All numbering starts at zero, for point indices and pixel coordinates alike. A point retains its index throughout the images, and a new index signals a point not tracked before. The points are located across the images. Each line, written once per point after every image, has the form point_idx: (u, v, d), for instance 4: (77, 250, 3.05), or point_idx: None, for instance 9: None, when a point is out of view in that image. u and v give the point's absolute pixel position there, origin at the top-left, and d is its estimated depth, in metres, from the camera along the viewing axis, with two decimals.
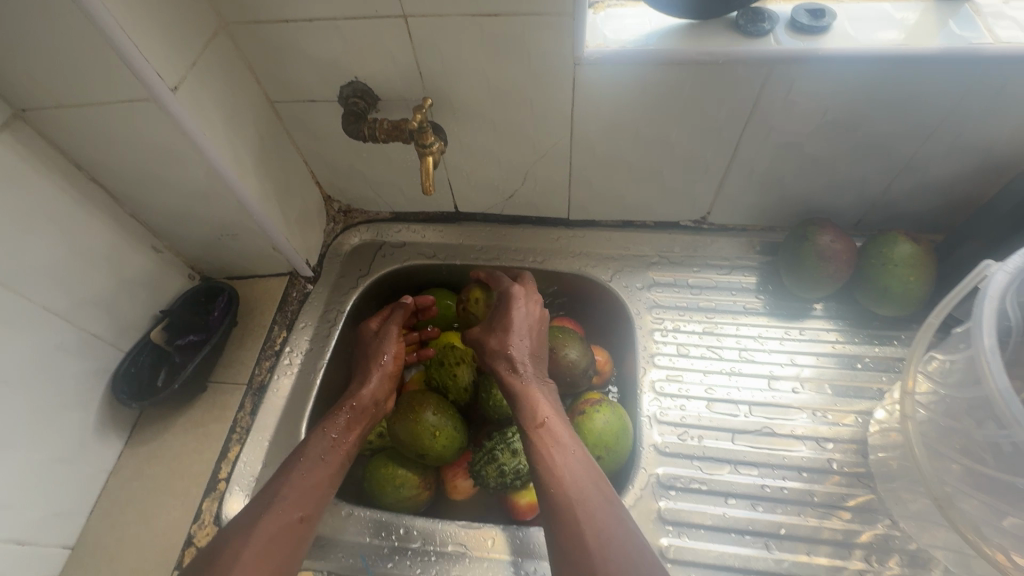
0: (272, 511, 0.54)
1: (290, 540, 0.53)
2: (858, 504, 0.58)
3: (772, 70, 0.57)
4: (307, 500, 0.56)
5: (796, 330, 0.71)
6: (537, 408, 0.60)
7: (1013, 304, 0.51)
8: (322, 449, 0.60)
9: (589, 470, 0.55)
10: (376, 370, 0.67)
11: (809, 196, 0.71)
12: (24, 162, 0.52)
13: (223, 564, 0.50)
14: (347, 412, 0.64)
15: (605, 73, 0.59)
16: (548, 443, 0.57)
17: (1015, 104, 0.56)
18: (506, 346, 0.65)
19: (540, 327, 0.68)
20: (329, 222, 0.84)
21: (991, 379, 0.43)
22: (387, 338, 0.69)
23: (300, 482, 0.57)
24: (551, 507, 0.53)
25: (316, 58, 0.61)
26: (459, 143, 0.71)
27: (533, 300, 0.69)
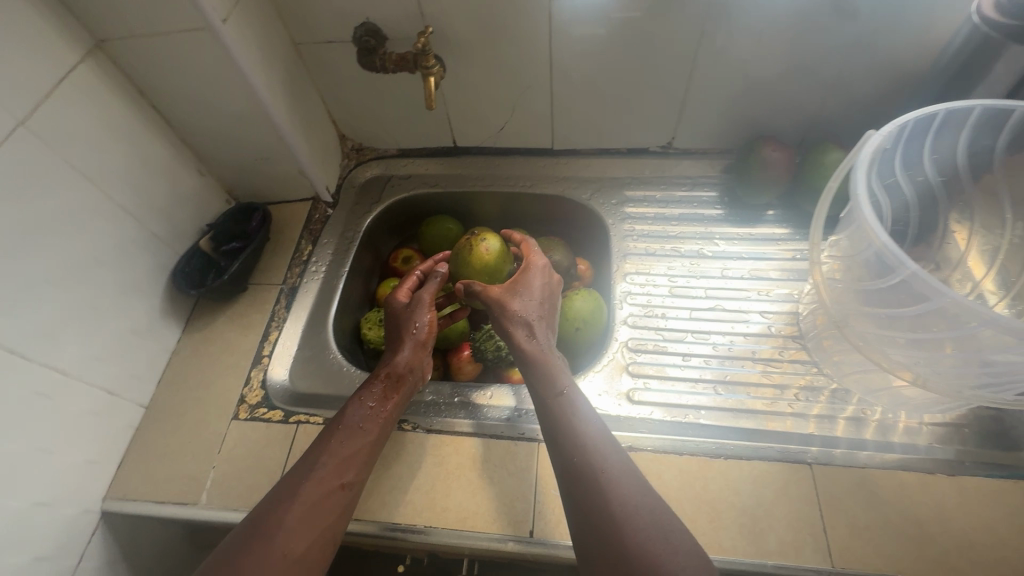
0: (312, 480, 0.55)
1: (331, 506, 0.55)
2: (791, 358, 0.71)
3: (714, 0, 0.69)
4: (347, 468, 0.57)
5: (748, 231, 0.84)
6: (558, 378, 0.62)
7: (905, 180, 0.64)
8: (359, 420, 0.61)
9: (611, 441, 0.57)
10: (410, 339, 0.68)
11: (757, 117, 0.84)
12: (103, 83, 0.64)
13: (268, 531, 0.51)
14: (384, 379, 0.65)
15: (578, 8, 0.71)
16: (570, 412, 0.59)
17: (914, 22, 0.68)
18: (524, 313, 0.67)
19: (552, 292, 0.72)
20: (343, 158, 0.96)
21: (862, 205, 0.52)
22: (421, 308, 0.71)
23: (337, 453, 0.58)
24: (573, 472, 0.54)
25: (335, 2, 0.73)
26: (456, 79, 0.82)
27: (548, 269, 0.72)
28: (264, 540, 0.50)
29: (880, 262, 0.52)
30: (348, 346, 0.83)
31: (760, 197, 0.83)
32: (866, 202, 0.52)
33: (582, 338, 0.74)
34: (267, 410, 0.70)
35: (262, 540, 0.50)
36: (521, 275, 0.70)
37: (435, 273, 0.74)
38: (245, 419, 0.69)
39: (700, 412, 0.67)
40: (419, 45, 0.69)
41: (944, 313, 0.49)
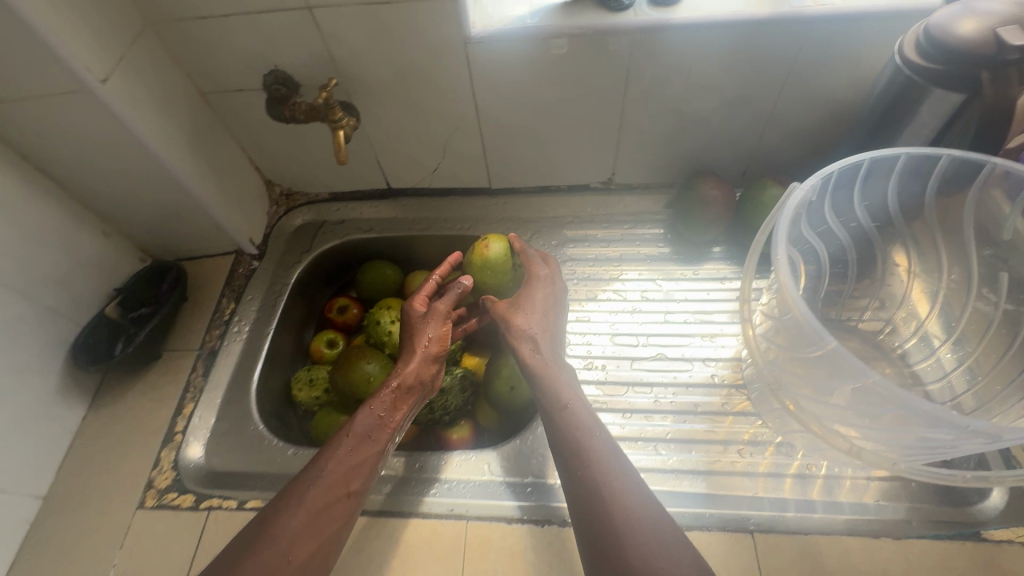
0: (315, 487, 0.57)
1: (336, 514, 0.57)
2: (736, 410, 0.67)
3: (636, 39, 0.66)
4: (353, 476, 0.59)
5: (692, 271, 0.81)
6: (560, 390, 0.62)
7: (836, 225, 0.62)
8: (365, 428, 0.62)
9: (614, 454, 0.57)
10: (420, 351, 0.68)
11: (695, 153, 0.81)
12: None
13: (272, 537, 0.54)
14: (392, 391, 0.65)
15: (494, 50, 0.67)
16: (573, 426, 0.60)
17: (842, 57, 0.66)
18: (528, 327, 0.68)
19: (559, 304, 0.72)
20: (272, 205, 0.91)
21: (780, 272, 0.49)
22: (435, 319, 0.70)
23: (344, 460, 0.59)
24: (575, 484, 0.56)
25: (239, 50, 0.69)
26: (379, 123, 0.78)
27: (554, 281, 0.73)
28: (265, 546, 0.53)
29: (802, 330, 0.49)
30: (276, 411, 0.78)
31: (703, 235, 0.80)
32: (784, 267, 0.49)
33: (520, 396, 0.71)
34: (177, 495, 0.64)
35: (268, 544, 0.54)
36: (525, 288, 0.72)
37: (459, 283, 0.72)
38: (153, 507, 0.64)
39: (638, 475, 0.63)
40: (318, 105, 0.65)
41: (868, 388, 0.46)
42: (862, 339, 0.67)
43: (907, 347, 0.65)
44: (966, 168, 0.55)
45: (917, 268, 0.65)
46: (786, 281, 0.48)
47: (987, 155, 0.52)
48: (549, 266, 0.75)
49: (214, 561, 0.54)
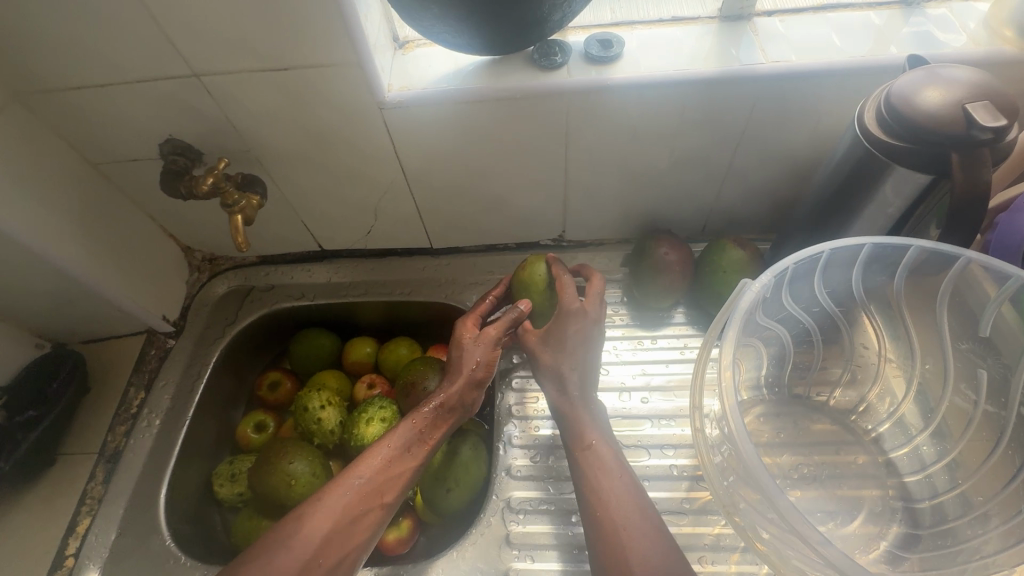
0: (351, 495, 0.55)
1: (368, 523, 0.55)
2: (696, 507, 0.61)
3: (570, 100, 0.59)
4: (389, 487, 0.57)
5: (650, 339, 0.74)
6: (585, 428, 0.60)
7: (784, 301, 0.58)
8: (404, 443, 0.59)
9: (638, 498, 0.55)
10: (464, 376, 0.62)
11: (649, 210, 0.74)
12: None
13: (301, 537, 0.52)
14: (434, 410, 0.60)
15: (413, 114, 0.60)
16: (595, 466, 0.57)
17: (799, 116, 0.59)
18: (560, 368, 0.63)
19: (595, 342, 0.64)
20: (192, 272, 0.82)
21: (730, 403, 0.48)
22: (478, 343, 0.63)
23: (382, 470, 0.57)
24: (593, 524, 0.54)
25: (125, 120, 0.61)
26: (299, 189, 0.70)
27: (594, 314, 0.64)
28: (295, 548, 0.51)
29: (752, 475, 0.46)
30: (192, 513, 0.70)
31: (661, 301, 0.73)
32: (732, 404, 0.48)
33: (456, 501, 0.62)
34: None
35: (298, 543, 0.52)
36: (560, 322, 0.63)
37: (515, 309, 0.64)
38: None
39: None
40: (202, 192, 0.56)
41: (826, 551, 0.42)
42: (833, 419, 0.62)
43: (882, 431, 0.60)
44: (939, 260, 0.52)
45: (892, 353, 0.61)
46: (728, 399, 0.48)
47: (961, 250, 0.50)
48: (591, 295, 0.65)
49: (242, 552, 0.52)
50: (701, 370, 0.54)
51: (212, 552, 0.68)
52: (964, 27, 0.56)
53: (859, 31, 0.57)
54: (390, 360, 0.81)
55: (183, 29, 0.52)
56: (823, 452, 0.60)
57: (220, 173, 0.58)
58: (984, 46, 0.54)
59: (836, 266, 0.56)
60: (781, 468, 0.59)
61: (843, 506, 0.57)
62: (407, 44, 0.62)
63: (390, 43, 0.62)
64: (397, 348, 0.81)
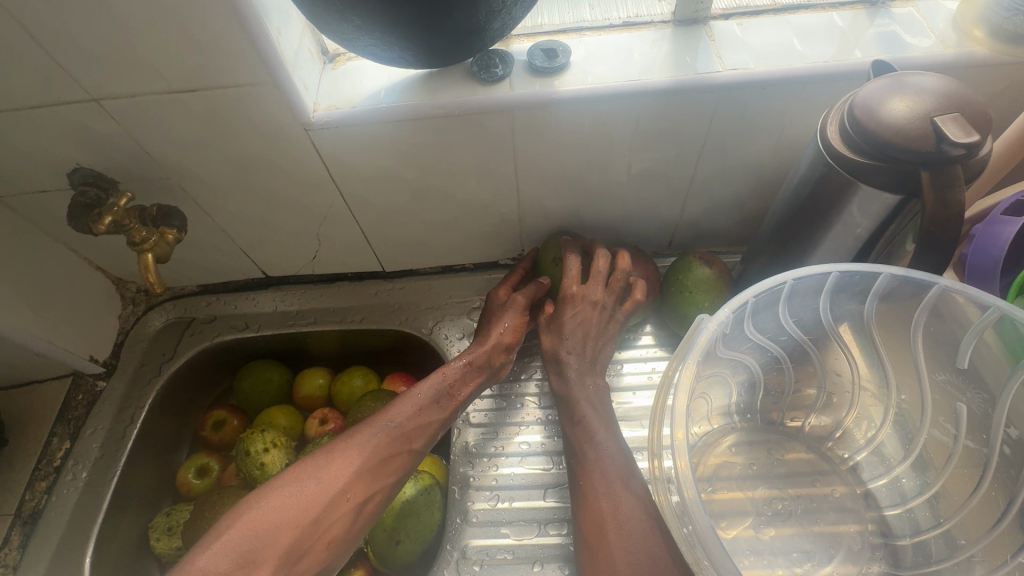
0: (383, 436, 0.55)
1: (395, 466, 0.55)
2: None
3: (515, 116, 0.54)
4: (418, 434, 0.57)
5: (617, 364, 0.69)
6: (575, 401, 0.59)
7: (751, 332, 0.54)
8: (435, 393, 0.59)
9: (625, 467, 0.53)
10: (494, 339, 0.63)
11: (611, 226, 0.70)
12: None
13: (330, 471, 0.52)
14: (464, 366, 0.61)
15: (345, 135, 0.55)
16: (582, 438, 0.56)
17: (762, 126, 0.55)
18: (563, 350, 0.61)
19: (599, 327, 0.63)
20: (126, 305, 0.76)
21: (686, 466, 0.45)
22: (508, 309, 0.64)
23: (413, 418, 0.57)
24: (577, 493, 0.54)
25: (23, 150, 0.55)
26: (232, 215, 0.65)
27: (595, 299, 0.62)
28: (326, 479, 0.51)
29: (697, 550, 0.43)
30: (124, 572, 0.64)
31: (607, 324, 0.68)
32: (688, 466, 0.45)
33: (408, 552, 0.58)
34: None
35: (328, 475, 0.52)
36: (565, 309, 0.63)
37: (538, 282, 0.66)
38: None
39: None
40: (106, 232, 0.54)
41: None
42: (808, 447, 0.58)
43: (859, 460, 0.57)
44: (912, 288, 0.50)
45: (867, 382, 0.57)
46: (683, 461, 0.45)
47: (934, 278, 0.47)
48: (597, 277, 0.63)
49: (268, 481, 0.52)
50: (660, 406, 0.50)
51: None
52: (932, 28, 0.52)
53: (821, 34, 0.53)
54: (343, 393, 0.75)
55: (71, 50, 0.46)
56: (797, 484, 0.56)
57: (123, 209, 0.56)
58: (954, 48, 0.50)
59: (800, 295, 0.52)
60: (755, 504, 0.55)
61: (821, 544, 0.53)
62: (339, 57, 0.58)
63: (319, 56, 0.57)
64: (351, 379, 0.75)
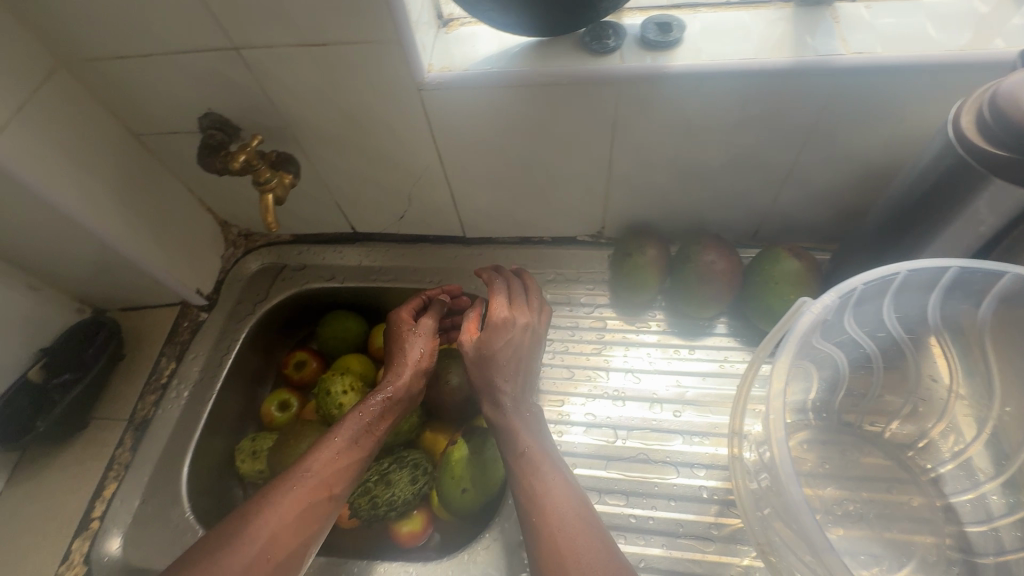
0: (300, 488, 0.57)
1: (316, 513, 0.57)
2: (725, 534, 0.57)
3: (622, 89, 0.54)
4: (337, 478, 0.59)
5: (687, 349, 0.69)
6: (518, 438, 0.59)
7: (848, 321, 0.53)
8: (353, 436, 0.62)
9: (575, 501, 0.54)
10: (410, 366, 0.66)
11: (696, 211, 0.69)
12: None
13: (248, 533, 0.54)
14: (382, 402, 0.63)
15: (453, 98, 0.57)
16: (528, 472, 0.56)
17: (881, 116, 0.53)
18: (496, 379, 0.62)
19: (528, 353, 0.64)
20: (228, 246, 0.83)
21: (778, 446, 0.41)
22: (419, 336, 0.67)
23: (330, 464, 0.60)
24: (530, 533, 0.53)
25: (165, 93, 0.60)
26: (333, 168, 0.69)
27: (524, 325, 0.64)
28: (245, 541, 0.53)
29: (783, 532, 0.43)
30: (213, 487, 0.70)
31: (645, 295, 0.69)
32: (782, 450, 0.41)
33: (471, 501, 0.61)
34: None
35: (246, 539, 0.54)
36: (495, 333, 0.62)
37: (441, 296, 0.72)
38: None
39: None
40: (238, 169, 0.57)
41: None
42: (886, 453, 0.56)
43: (943, 472, 0.55)
44: None
45: (963, 390, 0.55)
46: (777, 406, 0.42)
47: None
48: (521, 302, 0.66)
49: (188, 552, 0.54)
50: (751, 377, 0.47)
51: None
52: None
53: (959, 20, 0.50)
54: None
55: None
56: (872, 488, 0.55)
57: (254, 149, 0.59)
58: None
59: (910, 289, 0.51)
60: (824, 502, 0.54)
61: (892, 551, 0.52)
62: (452, 22, 0.60)
63: (435, 20, 0.59)
64: None
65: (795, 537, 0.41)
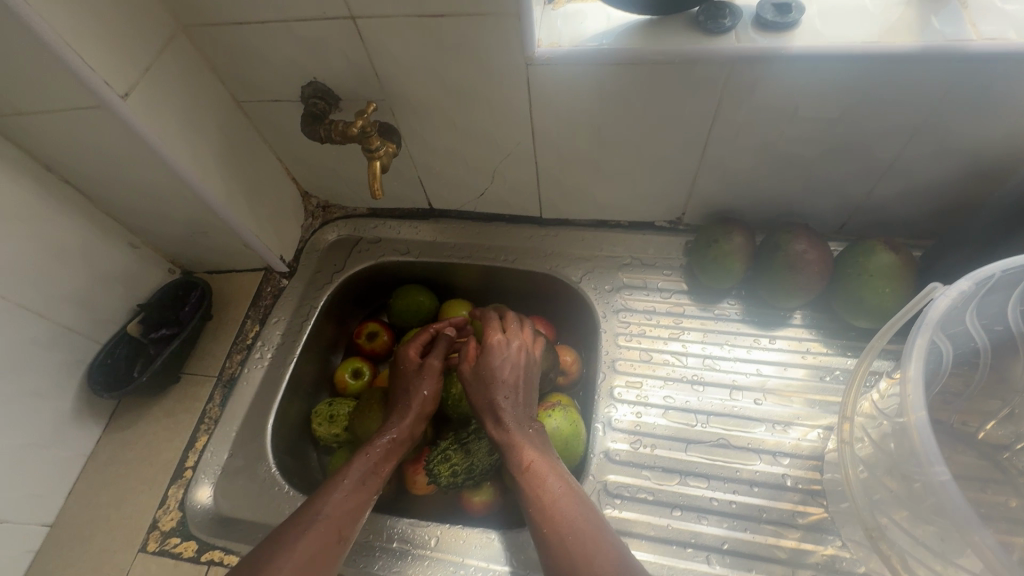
0: (314, 528, 0.52)
1: (326, 557, 0.52)
2: (809, 522, 0.57)
3: (734, 69, 0.54)
4: (347, 521, 0.55)
5: (767, 338, 0.69)
6: (520, 450, 0.58)
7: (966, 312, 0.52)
8: (361, 476, 0.58)
9: (585, 509, 0.53)
10: (414, 407, 0.64)
11: (785, 200, 0.68)
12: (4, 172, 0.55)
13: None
14: (388, 443, 0.61)
15: (560, 73, 0.57)
16: (533, 484, 0.55)
17: (1003, 108, 0.52)
18: (499, 396, 0.61)
19: (527, 373, 0.63)
20: (306, 217, 0.85)
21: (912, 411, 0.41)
22: (425, 376, 0.66)
23: (342, 504, 0.55)
24: (543, 545, 0.52)
25: (275, 60, 0.62)
26: (424, 141, 0.70)
27: (523, 345, 0.65)
28: None
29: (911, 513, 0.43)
30: (292, 448, 0.72)
31: (726, 283, 0.69)
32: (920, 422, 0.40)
33: None
34: (179, 541, 0.61)
35: None
36: (488, 355, 0.63)
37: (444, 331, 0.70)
38: (153, 553, 0.61)
39: None
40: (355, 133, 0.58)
41: None
42: (980, 453, 0.55)
43: None
44: None
45: None
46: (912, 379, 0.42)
47: None
48: (517, 326, 0.67)
49: None
50: (863, 370, 0.50)
51: (307, 487, 0.70)
52: None
53: None
54: None
55: None
56: (966, 486, 0.54)
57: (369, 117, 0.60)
58: None
59: None
60: None
61: None
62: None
63: None
64: None
65: (933, 508, 0.39)
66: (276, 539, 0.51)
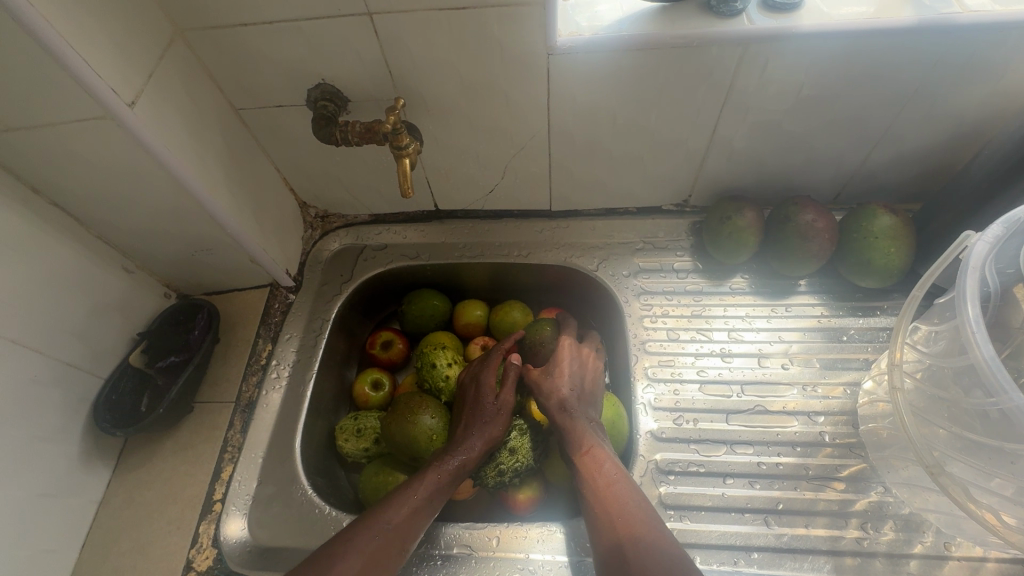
0: (379, 538, 0.52)
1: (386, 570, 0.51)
2: (851, 474, 0.60)
3: (747, 49, 0.56)
4: (409, 534, 0.54)
5: (782, 307, 0.72)
6: (581, 435, 0.59)
7: (990, 271, 0.57)
8: (430, 492, 0.57)
9: (638, 496, 0.54)
10: (480, 435, 0.61)
11: (787, 174, 0.72)
12: None
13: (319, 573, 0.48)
14: (459, 466, 0.59)
15: (580, 62, 0.58)
16: (589, 466, 0.57)
17: (984, 74, 0.57)
18: (566, 389, 0.63)
19: (591, 376, 0.66)
20: (306, 228, 0.81)
21: (977, 349, 0.46)
22: (498, 416, 0.62)
23: (407, 518, 0.54)
24: (593, 524, 0.53)
25: (280, 63, 0.59)
26: (437, 140, 0.68)
27: (582, 354, 0.68)
28: None
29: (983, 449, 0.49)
30: (322, 468, 0.69)
31: (740, 257, 0.72)
32: (982, 346, 0.46)
33: None
34: None
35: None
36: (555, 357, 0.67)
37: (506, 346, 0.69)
38: None
39: (752, 555, 0.56)
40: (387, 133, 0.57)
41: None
42: None
43: None
44: None
45: None
46: (969, 319, 0.47)
47: None
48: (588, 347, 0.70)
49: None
50: (902, 326, 0.54)
51: (344, 506, 0.67)
52: None
53: None
54: (503, 321, 0.78)
55: None
56: None
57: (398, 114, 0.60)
58: None
59: None
60: None
61: None
62: None
63: None
64: (512, 312, 0.78)
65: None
66: (344, 540, 0.51)
